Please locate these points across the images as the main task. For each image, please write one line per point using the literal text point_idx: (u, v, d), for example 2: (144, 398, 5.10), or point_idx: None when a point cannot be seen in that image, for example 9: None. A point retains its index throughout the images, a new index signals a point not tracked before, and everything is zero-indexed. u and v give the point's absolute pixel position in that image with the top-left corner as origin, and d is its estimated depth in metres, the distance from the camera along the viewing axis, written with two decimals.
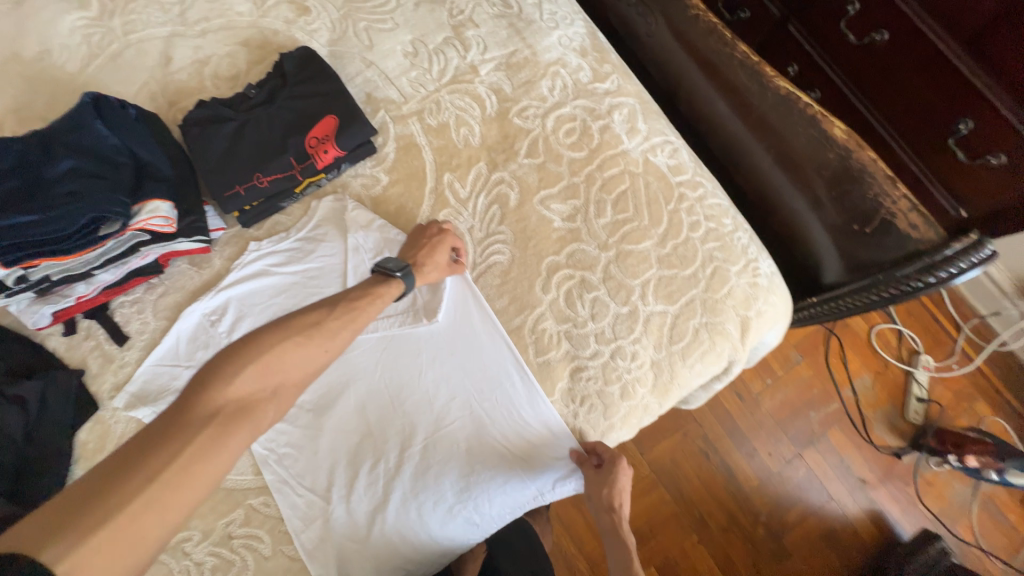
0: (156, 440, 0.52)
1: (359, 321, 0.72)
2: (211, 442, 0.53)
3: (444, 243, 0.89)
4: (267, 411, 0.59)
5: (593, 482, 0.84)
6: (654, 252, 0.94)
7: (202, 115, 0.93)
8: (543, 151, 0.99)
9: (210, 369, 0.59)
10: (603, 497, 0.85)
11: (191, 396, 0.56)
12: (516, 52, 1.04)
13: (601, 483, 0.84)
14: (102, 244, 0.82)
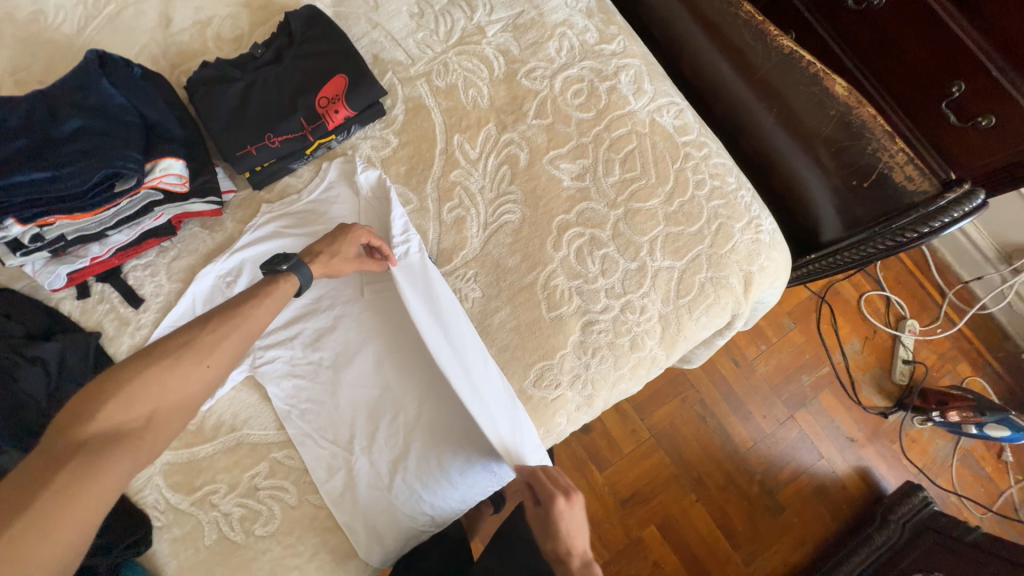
0: (27, 476, 0.51)
1: (245, 329, 0.68)
2: (85, 469, 0.51)
3: (352, 234, 0.84)
4: (146, 435, 0.57)
5: (540, 524, 0.78)
6: (661, 210, 0.96)
7: (209, 76, 0.93)
8: (552, 112, 1.00)
9: (77, 402, 0.56)
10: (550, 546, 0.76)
11: (61, 429, 0.54)
12: (523, 13, 1.04)
13: (547, 531, 0.76)
14: (117, 202, 0.82)
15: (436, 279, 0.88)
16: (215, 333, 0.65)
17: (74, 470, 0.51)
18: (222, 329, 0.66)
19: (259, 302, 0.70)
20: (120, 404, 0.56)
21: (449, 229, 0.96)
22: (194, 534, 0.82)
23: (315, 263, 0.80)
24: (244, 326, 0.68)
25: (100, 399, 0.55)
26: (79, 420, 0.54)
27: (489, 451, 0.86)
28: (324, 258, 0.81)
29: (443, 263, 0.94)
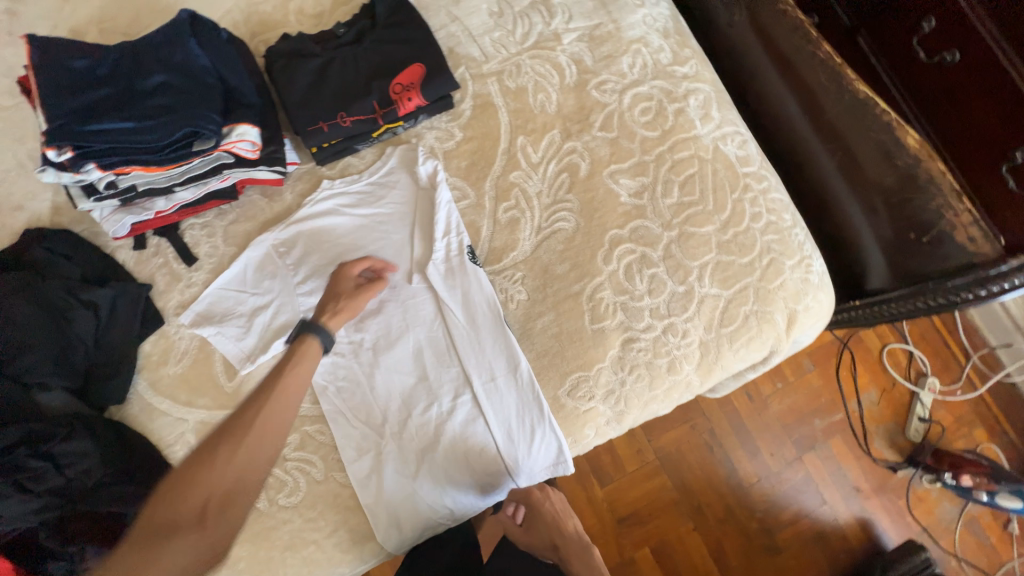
0: (122, 554, 0.63)
1: (274, 406, 0.73)
2: (150, 558, 0.63)
3: (345, 274, 0.87)
4: (201, 522, 0.66)
5: (531, 529, 0.99)
6: (715, 237, 0.96)
7: (289, 49, 0.94)
8: (618, 126, 1.00)
9: (157, 490, 0.68)
10: (543, 540, 0.98)
11: (146, 512, 0.66)
12: (601, 24, 1.05)
13: (544, 527, 0.99)
14: (190, 160, 0.82)
15: (484, 282, 0.90)
16: (257, 410, 0.73)
17: (149, 553, 0.63)
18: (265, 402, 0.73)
19: (287, 372, 0.76)
20: (190, 485, 0.67)
21: (502, 228, 0.96)
22: None
23: (328, 315, 0.84)
24: (279, 395, 0.74)
25: (163, 499, 0.66)
26: (155, 507, 0.66)
27: (514, 453, 0.86)
28: (332, 306, 0.85)
29: (491, 261, 0.94)
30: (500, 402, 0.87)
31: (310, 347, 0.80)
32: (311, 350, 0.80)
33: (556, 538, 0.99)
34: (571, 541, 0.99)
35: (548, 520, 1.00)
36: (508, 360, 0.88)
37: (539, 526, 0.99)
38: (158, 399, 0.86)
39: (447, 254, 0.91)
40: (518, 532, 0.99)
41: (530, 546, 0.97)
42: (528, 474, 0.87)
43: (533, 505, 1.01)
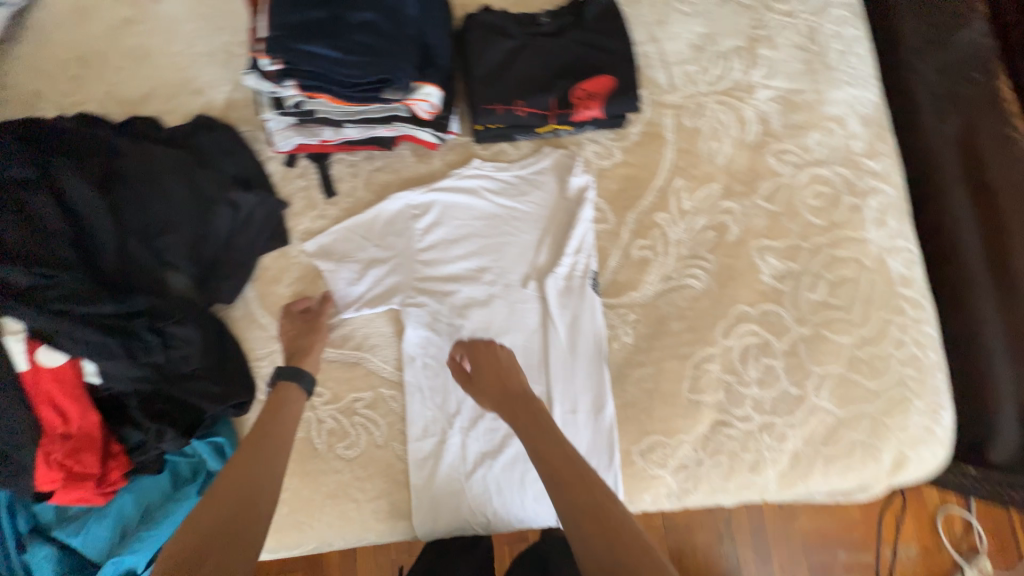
0: None
1: (275, 431, 0.69)
2: None
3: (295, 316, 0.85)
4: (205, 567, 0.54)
5: (479, 380, 0.77)
6: (849, 350, 0.88)
7: (490, 23, 0.93)
8: (784, 202, 0.94)
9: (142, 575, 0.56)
10: (496, 385, 0.75)
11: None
12: (801, 91, 0.98)
13: (488, 381, 0.76)
14: (370, 103, 0.83)
15: (597, 313, 0.88)
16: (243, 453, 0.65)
17: None
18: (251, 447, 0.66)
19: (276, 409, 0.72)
20: (185, 529, 0.57)
21: (629, 264, 0.92)
22: None
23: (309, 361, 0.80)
24: (266, 437, 0.68)
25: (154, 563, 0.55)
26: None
27: None
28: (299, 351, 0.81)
29: (608, 293, 0.91)
30: (575, 436, 0.84)
31: (290, 391, 0.75)
32: (294, 396, 0.76)
33: (499, 391, 0.75)
34: (519, 402, 0.72)
35: (490, 357, 0.78)
36: (596, 398, 0.85)
37: (484, 376, 0.77)
38: (261, 312, 0.88)
39: (571, 272, 0.89)
40: (462, 377, 0.80)
41: (474, 387, 0.78)
42: None
43: (473, 352, 0.80)
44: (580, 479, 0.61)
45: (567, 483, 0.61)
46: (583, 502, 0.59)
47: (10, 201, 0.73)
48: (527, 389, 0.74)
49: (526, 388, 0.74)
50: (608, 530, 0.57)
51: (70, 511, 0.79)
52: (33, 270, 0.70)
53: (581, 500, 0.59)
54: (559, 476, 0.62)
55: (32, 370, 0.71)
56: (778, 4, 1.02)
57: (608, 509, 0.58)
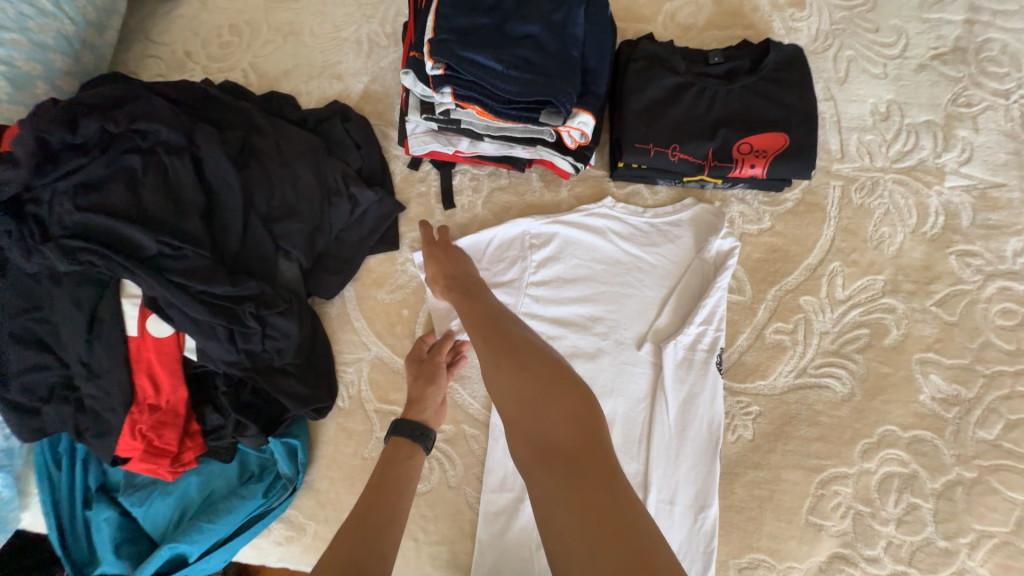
0: None
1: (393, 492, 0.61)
2: None
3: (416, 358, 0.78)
4: None
5: (433, 263, 0.79)
6: (1020, 511, 0.72)
7: (654, 53, 0.85)
8: (962, 313, 0.79)
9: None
10: (442, 267, 0.78)
11: None
12: (1003, 186, 0.83)
13: (437, 264, 0.78)
14: (519, 124, 0.77)
15: (718, 397, 0.77)
16: (363, 507, 0.59)
17: None
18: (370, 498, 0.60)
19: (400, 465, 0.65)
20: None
21: (761, 347, 0.81)
22: (360, 437, 0.79)
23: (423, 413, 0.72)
24: (388, 496, 0.61)
25: None
26: None
27: None
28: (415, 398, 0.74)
29: (732, 376, 0.80)
30: (668, 530, 0.73)
31: (409, 447, 0.68)
32: (412, 455, 0.67)
33: (442, 271, 0.78)
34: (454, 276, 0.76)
35: (437, 241, 0.81)
36: (700, 493, 0.74)
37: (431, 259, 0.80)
38: (357, 315, 0.85)
39: (695, 344, 0.78)
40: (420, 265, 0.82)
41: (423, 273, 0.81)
42: None
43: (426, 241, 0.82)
44: (499, 327, 0.64)
45: (487, 331, 0.64)
46: (500, 342, 0.62)
47: (151, 162, 0.71)
48: (467, 267, 0.78)
49: (467, 266, 0.78)
50: (519, 361, 0.59)
51: (136, 478, 0.77)
52: (162, 238, 0.67)
53: (497, 340, 0.62)
54: (482, 330, 0.65)
55: (140, 336, 0.70)
56: (990, 80, 0.87)
57: (522, 346, 0.61)
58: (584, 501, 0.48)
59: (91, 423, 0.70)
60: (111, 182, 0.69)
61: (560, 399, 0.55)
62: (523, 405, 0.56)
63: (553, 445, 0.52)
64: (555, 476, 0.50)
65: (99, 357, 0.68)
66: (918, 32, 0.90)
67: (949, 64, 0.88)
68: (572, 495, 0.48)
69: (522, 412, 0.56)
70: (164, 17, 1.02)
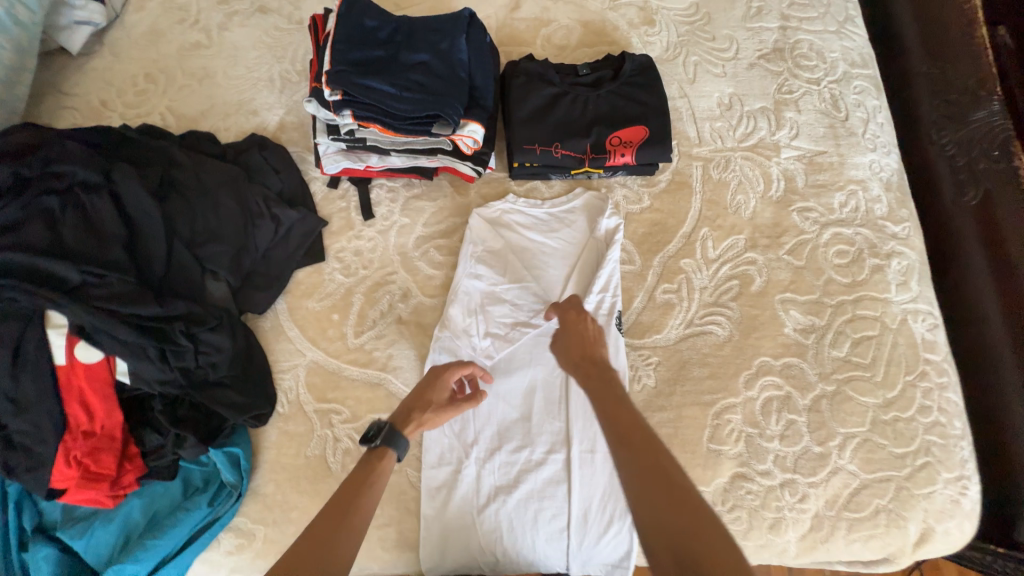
0: None
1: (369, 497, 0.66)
2: None
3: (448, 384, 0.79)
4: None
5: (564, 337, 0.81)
6: (872, 412, 0.88)
7: (533, 70, 0.99)
8: (807, 258, 0.96)
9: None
10: (576, 346, 0.79)
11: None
12: (825, 153, 1.02)
13: (570, 340, 0.80)
14: (418, 136, 0.87)
15: (620, 353, 0.88)
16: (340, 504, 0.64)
17: None
18: (348, 503, 0.64)
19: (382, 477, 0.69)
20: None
21: (653, 307, 0.93)
22: (302, 438, 0.84)
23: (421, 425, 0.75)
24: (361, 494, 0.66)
25: None
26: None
27: (582, 535, 0.81)
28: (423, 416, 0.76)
29: (632, 334, 0.92)
30: (591, 475, 0.83)
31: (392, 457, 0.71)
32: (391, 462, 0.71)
33: (581, 357, 0.78)
34: (593, 364, 0.76)
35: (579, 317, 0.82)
36: None
37: (565, 341, 0.81)
38: (290, 325, 0.90)
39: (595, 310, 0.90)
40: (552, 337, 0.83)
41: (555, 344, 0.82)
42: (583, 561, 0.82)
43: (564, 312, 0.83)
44: (647, 450, 0.62)
45: (637, 453, 0.62)
46: (655, 476, 0.59)
47: (69, 200, 0.75)
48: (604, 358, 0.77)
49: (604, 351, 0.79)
50: (682, 505, 0.56)
51: (75, 512, 0.78)
52: (86, 268, 0.72)
53: (648, 467, 0.60)
54: (629, 439, 0.64)
55: (68, 364, 0.72)
56: (803, 71, 1.08)
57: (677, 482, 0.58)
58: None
59: (21, 458, 0.71)
60: (30, 222, 0.72)
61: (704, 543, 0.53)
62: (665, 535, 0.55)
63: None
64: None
65: (27, 389, 0.71)
66: (745, 38, 1.10)
67: (772, 62, 1.08)
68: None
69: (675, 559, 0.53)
70: (77, 71, 1.07)
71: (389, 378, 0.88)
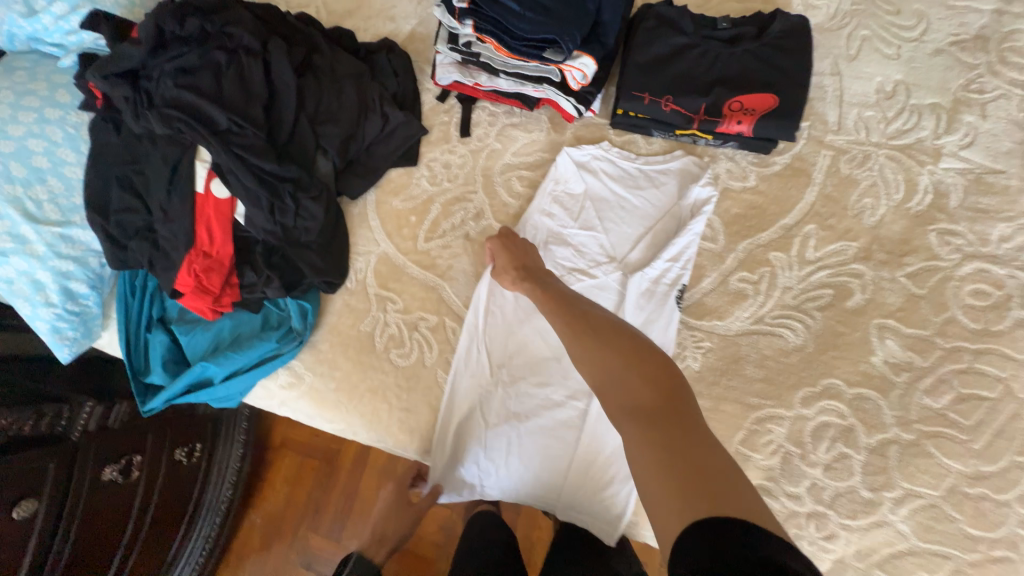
0: None
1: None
2: None
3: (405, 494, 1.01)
4: None
5: (507, 256, 0.83)
6: (953, 479, 0.74)
7: (666, 15, 0.92)
8: (931, 287, 0.81)
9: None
10: (515, 258, 0.83)
11: None
12: (1001, 173, 0.83)
13: (510, 253, 0.83)
14: (530, 61, 0.88)
15: (670, 327, 0.84)
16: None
17: None
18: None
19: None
20: None
21: (723, 292, 0.86)
22: (358, 314, 0.94)
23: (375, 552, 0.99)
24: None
25: None
26: None
27: (576, 485, 0.83)
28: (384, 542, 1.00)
29: (689, 313, 0.87)
30: (602, 435, 0.83)
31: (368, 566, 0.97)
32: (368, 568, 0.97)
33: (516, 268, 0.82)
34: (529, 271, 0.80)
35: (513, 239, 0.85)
36: None
37: (504, 259, 0.83)
38: (373, 216, 1.00)
39: (658, 278, 0.86)
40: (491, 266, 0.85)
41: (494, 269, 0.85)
42: (569, 509, 0.84)
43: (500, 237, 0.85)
44: (581, 312, 0.68)
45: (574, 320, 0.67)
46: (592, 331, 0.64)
47: (234, 60, 0.89)
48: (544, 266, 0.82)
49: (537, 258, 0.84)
50: (615, 345, 0.61)
51: (187, 315, 0.97)
52: (232, 117, 0.85)
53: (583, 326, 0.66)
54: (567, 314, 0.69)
55: (204, 194, 0.88)
56: (1008, 69, 0.86)
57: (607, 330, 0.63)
58: (669, 463, 0.48)
59: (161, 259, 0.89)
60: (203, 71, 0.87)
61: (644, 367, 0.57)
62: (611, 371, 0.58)
63: (641, 409, 0.53)
64: (645, 434, 0.51)
65: (174, 205, 0.87)
66: (941, 18, 0.91)
67: (968, 51, 0.88)
68: (653, 450, 0.50)
69: (612, 384, 0.58)
70: None
71: (443, 286, 0.94)
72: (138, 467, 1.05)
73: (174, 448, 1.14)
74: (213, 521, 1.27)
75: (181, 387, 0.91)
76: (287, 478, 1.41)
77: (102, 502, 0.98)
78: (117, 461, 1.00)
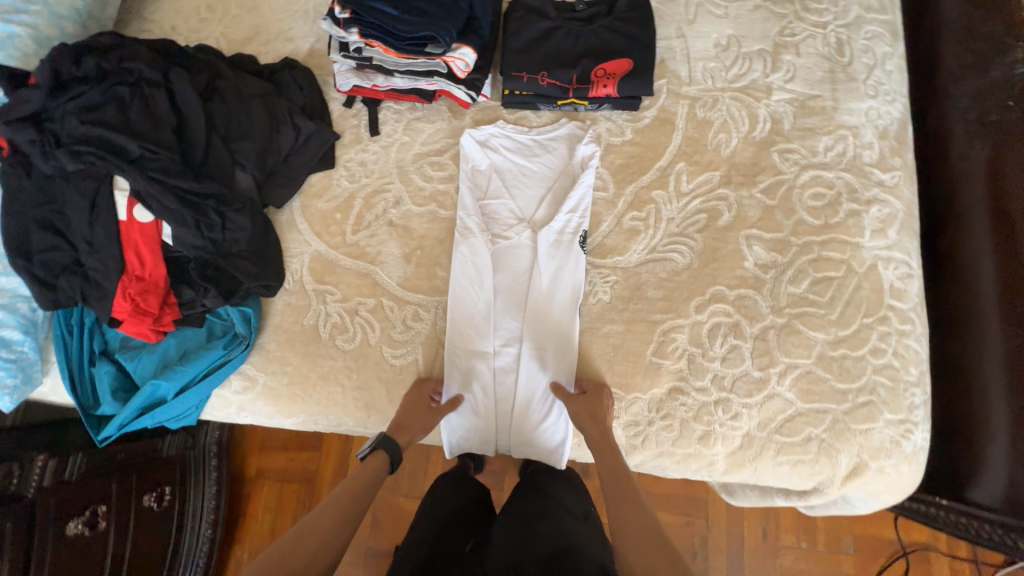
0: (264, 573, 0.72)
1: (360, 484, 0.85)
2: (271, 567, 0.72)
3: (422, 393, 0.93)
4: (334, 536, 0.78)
5: (587, 405, 0.88)
6: (820, 346, 0.90)
7: (531, 4, 1.06)
8: (781, 198, 0.97)
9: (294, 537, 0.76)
10: (586, 415, 0.88)
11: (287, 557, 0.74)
12: (818, 97, 1.01)
13: (592, 406, 0.88)
14: (417, 57, 1.00)
15: (580, 268, 0.97)
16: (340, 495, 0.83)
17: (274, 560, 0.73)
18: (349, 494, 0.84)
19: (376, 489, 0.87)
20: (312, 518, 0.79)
21: (619, 232, 0.99)
22: (301, 310, 1.01)
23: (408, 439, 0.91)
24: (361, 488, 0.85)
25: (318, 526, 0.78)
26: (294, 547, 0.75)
27: (520, 421, 0.94)
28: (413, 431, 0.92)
29: (595, 254, 0.99)
30: (535, 372, 0.94)
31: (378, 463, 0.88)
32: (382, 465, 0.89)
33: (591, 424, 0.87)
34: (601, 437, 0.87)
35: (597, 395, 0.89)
36: (563, 341, 0.94)
37: (579, 407, 0.88)
38: (301, 220, 1.07)
39: (562, 228, 0.98)
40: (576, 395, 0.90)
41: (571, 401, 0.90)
42: (517, 444, 0.95)
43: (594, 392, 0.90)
44: (636, 503, 0.79)
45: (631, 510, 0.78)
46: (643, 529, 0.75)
47: (137, 92, 0.94)
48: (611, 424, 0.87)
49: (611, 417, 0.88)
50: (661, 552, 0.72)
51: (130, 343, 1.00)
52: (143, 143, 0.90)
53: (636, 521, 0.77)
54: (624, 501, 0.80)
55: (128, 221, 0.92)
56: (811, 14, 1.05)
57: (658, 534, 0.74)
58: None
59: (93, 289, 0.92)
60: (108, 105, 0.91)
61: None
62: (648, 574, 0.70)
63: None
64: None
65: (98, 236, 0.91)
66: None
67: (778, 4, 1.07)
68: None
69: None
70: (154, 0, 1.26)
71: (377, 271, 1.02)
72: (105, 517, 1.05)
73: (142, 495, 1.13)
74: (195, 564, 1.29)
75: (134, 410, 0.95)
76: (269, 505, 1.43)
77: (68, 557, 0.98)
78: (80, 514, 1.00)
